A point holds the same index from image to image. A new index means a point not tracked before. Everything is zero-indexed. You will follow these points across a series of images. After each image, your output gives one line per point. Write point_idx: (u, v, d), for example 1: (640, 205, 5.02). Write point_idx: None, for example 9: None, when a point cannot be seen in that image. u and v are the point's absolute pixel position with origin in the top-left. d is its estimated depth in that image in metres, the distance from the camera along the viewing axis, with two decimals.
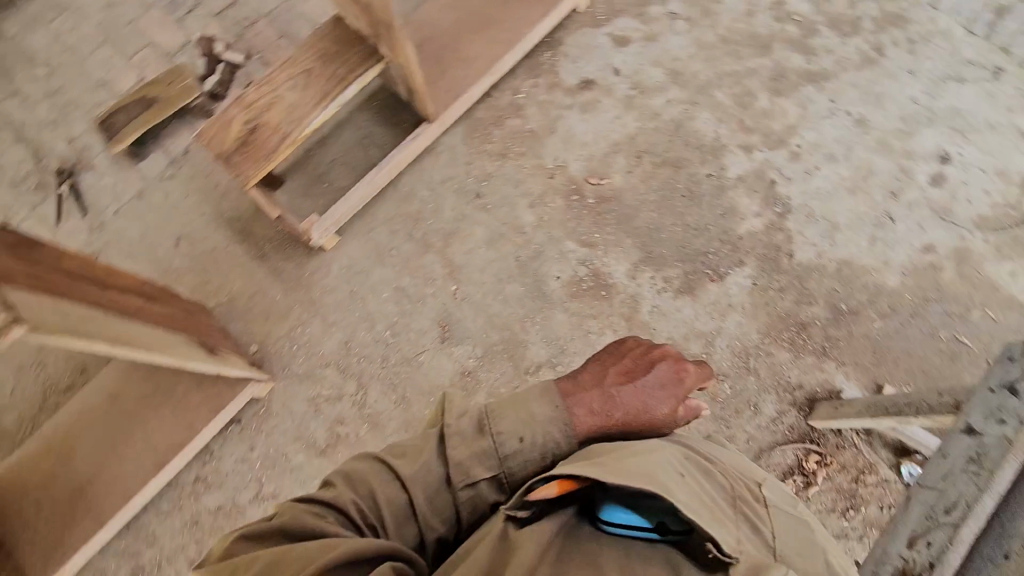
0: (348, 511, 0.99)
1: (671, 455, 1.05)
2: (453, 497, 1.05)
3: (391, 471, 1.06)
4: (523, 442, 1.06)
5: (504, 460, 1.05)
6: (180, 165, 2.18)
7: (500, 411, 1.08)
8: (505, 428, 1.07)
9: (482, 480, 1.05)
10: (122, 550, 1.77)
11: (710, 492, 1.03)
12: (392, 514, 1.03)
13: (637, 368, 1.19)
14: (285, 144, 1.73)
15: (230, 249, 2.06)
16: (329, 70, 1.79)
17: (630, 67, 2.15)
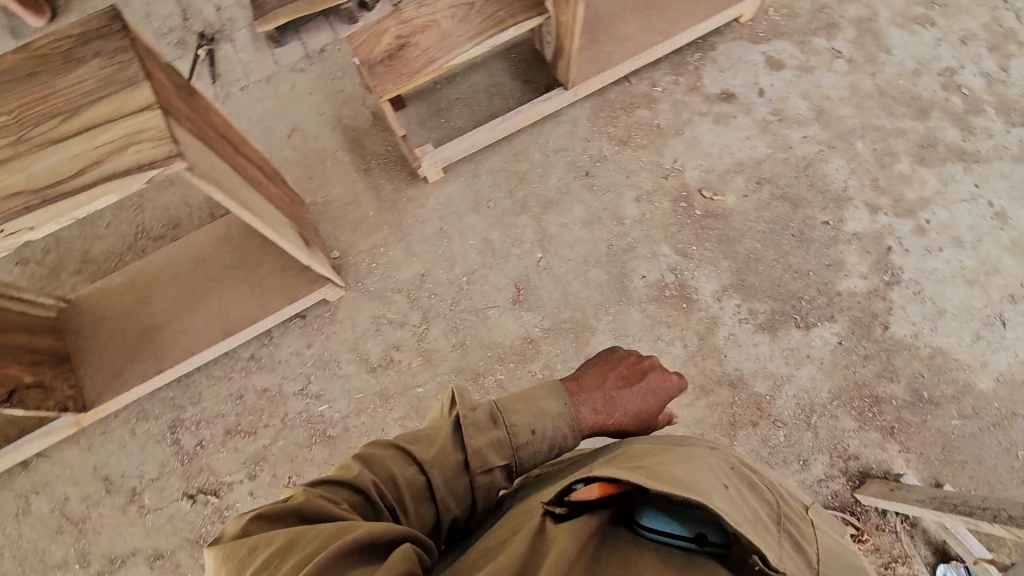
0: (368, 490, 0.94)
1: (717, 464, 0.92)
2: (471, 482, 1.02)
3: (409, 455, 1.02)
4: (535, 434, 1.07)
5: (516, 450, 1.05)
6: (312, 61, 2.20)
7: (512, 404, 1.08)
8: (518, 422, 1.06)
9: (495, 471, 1.03)
10: (168, 400, 1.86)
11: (757, 506, 0.89)
12: (412, 496, 0.98)
13: (633, 371, 1.22)
14: (430, 68, 1.71)
15: (337, 155, 2.09)
16: (490, 10, 1.74)
17: (776, 92, 2.06)
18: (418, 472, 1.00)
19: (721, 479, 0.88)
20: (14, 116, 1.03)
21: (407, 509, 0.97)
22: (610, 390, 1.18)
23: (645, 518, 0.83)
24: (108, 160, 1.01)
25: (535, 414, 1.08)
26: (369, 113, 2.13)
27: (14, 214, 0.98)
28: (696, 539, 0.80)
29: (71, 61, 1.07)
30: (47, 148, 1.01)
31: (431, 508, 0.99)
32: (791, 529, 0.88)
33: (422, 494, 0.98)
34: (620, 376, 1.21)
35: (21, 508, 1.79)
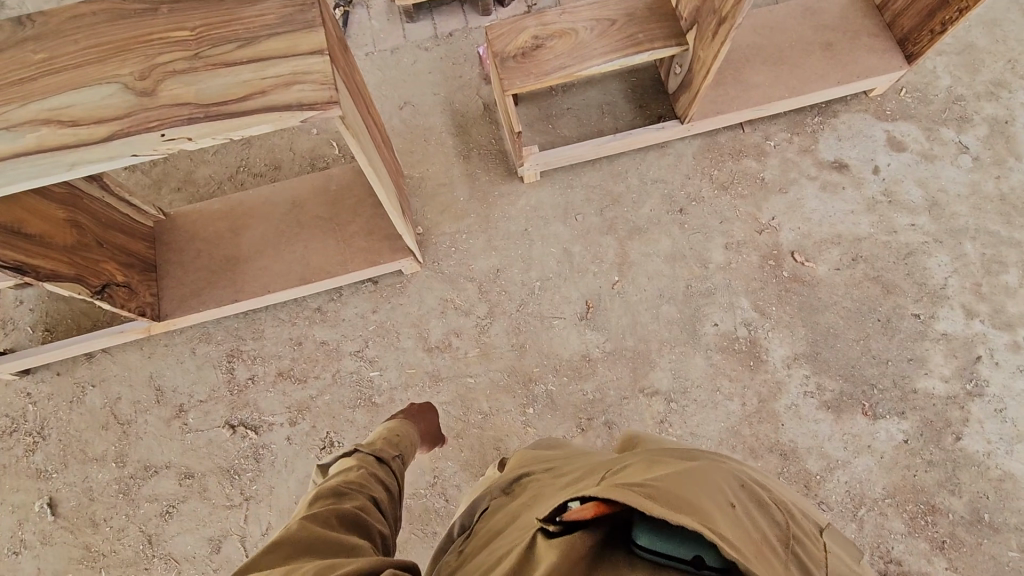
0: (339, 488, 0.96)
1: (724, 480, 0.75)
2: (390, 470, 1.15)
3: (348, 468, 1.06)
4: (401, 437, 1.32)
5: (398, 447, 1.26)
6: (439, 42, 2.21)
7: (385, 431, 1.32)
8: (386, 436, 1.29)
9: (395, 461, 1.20)
10: (232, 329, 1.92)
11: (765, 525, 0.72)
12: (370, 485, 1.03)
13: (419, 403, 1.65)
14: (560, 72, 1.73)
15: (439, 136, 2.11)
16: (630, 30, 1.75)
17: (892, 173, 1.98)
18: (365, 471, 1.06)
19: (726, 498, 0.72)
20: (196, 33, 1.09)
21: (374, 489, 1.02)
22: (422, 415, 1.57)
23: (643, 538, 0.67)
24: (273, 91, 1.06)
25: (400, 434, 1.33)
26: (481, 103, 2.14)
27: (177, 122, 1.04)
28: (694, 563, 0.65)
29: None
30: (220, 69, 1.07)
31: (385, 491, 1.05)
32: (800, 551, 0.72)
33: (374, 479, 1.06)
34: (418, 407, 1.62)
35: (77, 396, 1.87)
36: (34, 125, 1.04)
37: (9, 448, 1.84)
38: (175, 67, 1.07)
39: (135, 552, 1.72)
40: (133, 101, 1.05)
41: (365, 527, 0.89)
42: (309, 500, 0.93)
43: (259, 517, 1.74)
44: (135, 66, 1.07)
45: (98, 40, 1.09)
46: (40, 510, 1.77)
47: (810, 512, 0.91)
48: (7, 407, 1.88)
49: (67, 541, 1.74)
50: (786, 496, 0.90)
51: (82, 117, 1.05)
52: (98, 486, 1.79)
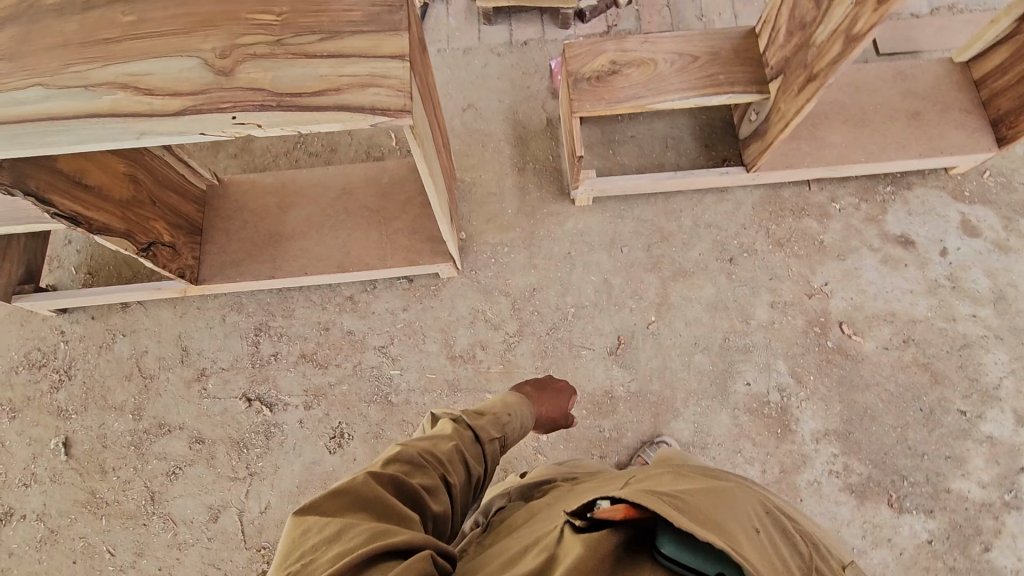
0: (418, 462, 0.96)
1: (747, 506, 0.78)
2: (483, 450, 1.10)
3: (440, 437, 1.05)
4: (512, 416, 1.22)
5: (503, 427, 1.18)
6: (513, 50, 2.18)
7: (496, 403, 1.24)
8: (497, 409, 1.21)
9: (493, 442, 1.13)
10: (264, 303, 1.93)
11: (787, 555, 0.73)
12: (451, 464, 1.01)
13: (545, 378, 1.57)
14: (633, 103, 1.67)
15: (497, 144, 2.09)
16: (711, 71, 1.67)
17: (960, 258, 1.88)
18: (455, 447, 1.04)
19: (750, 522, 0.74)
20: (282, 18, 1.08)
21: (453, 472, 1.00)
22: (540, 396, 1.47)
23: (666, 546, 0.68)
24: (346, 90, 1.04)
25: (512, 409, 1.23)
26: (544, 118, 2.11)
27: (250, 106, 1.03)
28: None
29: None
30: (300, 59, 1.05)
31: (467, 473, 1.03)
32: None
33: (457, 456, 1.03)
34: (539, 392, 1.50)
35: (106, 342, 1.92)
36: (111, 88, 1.05)
37: (36, 382, 1.89)
38: (255, 51, 1.06)
39: (136, 506, 1.75)
40: (210, 78, 1.05)
41: (418, 509, 0.90)
42: (388, 459, 0.95)
43: (259, 494, 1.75)
44: (217, 43, 1.07)
45: (187, 11, 1.10)
46: (55, 448, 1.81)
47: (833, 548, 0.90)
48: (41, 342, 1.93)
49: (75, 483, 1.78)
50: (807, 527, 0.90)
51: (157, 85, 1.05)
52: (112, 435, 1.82)
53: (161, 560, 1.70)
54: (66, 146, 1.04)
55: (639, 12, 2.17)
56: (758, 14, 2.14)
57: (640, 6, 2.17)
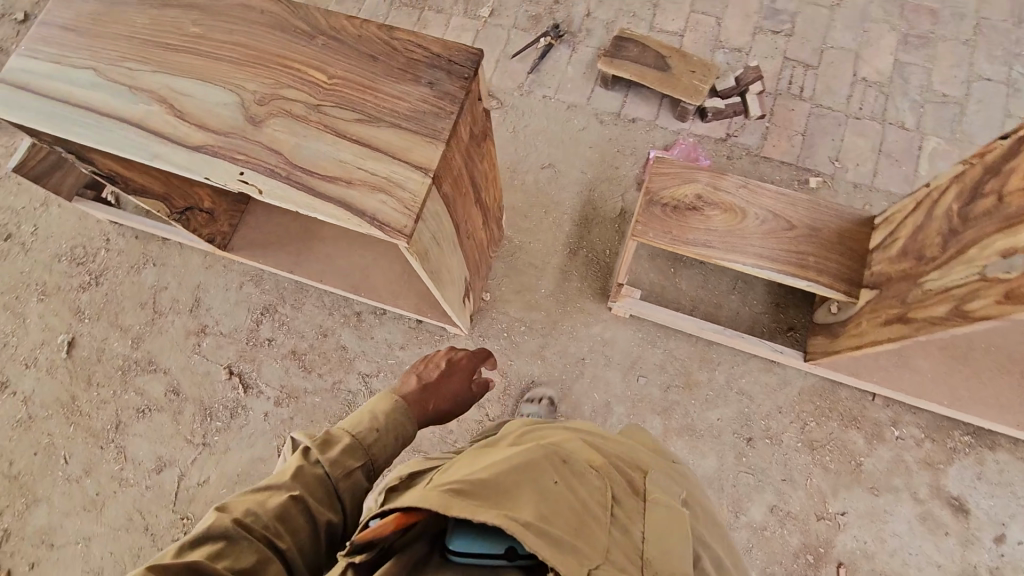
0: (235, 534, 0.79)
1: (547, 457, 0.78)
2: (337, 488, 0.91)
3: (275, 487, 0.87)
4: (378, 432, 0.99)
5: (368, 451, 0.97)
6: (617, 125, 2.00)
7: (361, 414, 1.01)
8: (364, 426, 0.99)
9: (352, 473, 0.93)
10: (280, 286, 1.96)
11: (585, 493, 0.76)
12: (282, 524, 0.83)
13: (433, 353, 1.26)
14: (699, 248, 1.44)
15: (558, 213, 1.94)
16: (803, 249, 1.41)
17: (1017, 555, 1.56)
18: (294, 500, 0.86)
19: (547, 475, 0.75)
20: (331, 82, 1.01)
21: (285, 535, 0.83)
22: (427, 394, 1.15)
23: (453, 544, 0.71)
24: (357, 187, 0.96)
25: (380, 426, 1.00)
26: (619, 206, 1.93)
27: (261, 168, 0.98)
28: (506, 554, 0.70)
29: (409, 72, 1.01)
30: (328, 134, 0.98)
31: (309, 529, 0.86)
32: (615, 512, 0.76)
33: (293, 509, 0.85)
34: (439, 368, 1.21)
35: (138, 265, 2.04)
36: (150, 97, 1.04)
37: (71, 276, 2.05)
38: (292, 108, 1.01)
39: (102, 426, 1.87)
40: (238, 122, 1.01)
41: None
42: (194, 540, 0.77)
43: (204, 465, 1.81)
44: (261, 86, 1.03)
45: (249, 43, 1.06)
46: (61, 344, 1.97)
47: (639, 452, 0.97)
48: (89, 242, 2.08)
49: (65, 382, 1.93)
50: (619, 445, 0.95)
51: (190, 111, 1.03)
52: (109, 352, 1.95)
53: (101, 486, 1.81)
54: (87, 142, 1.04)
55: (767, 130, 1.91)
56: (904, 181, 1.82)
57: (772, 124, 1.91)
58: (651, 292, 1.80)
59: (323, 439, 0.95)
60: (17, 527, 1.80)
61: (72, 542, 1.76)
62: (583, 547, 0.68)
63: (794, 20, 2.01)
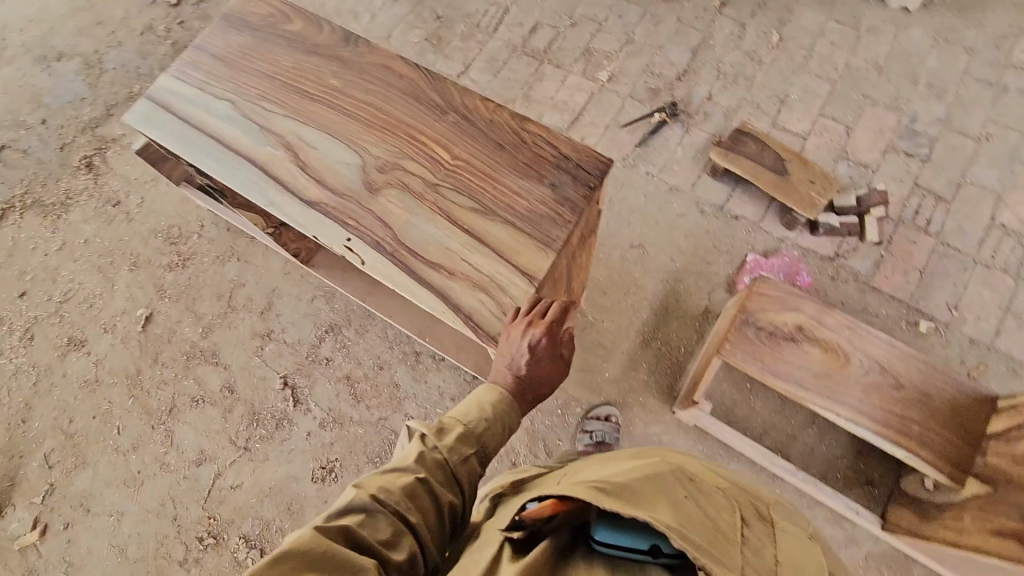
0: (373, 507, 0.72)
1: (674, 472, 0.81)
2: (461, 474, 0.82)
3: (403, 466, 0.79)
4: (490, 420, 0.87)
5: (483, 440, 0.86)
6: (718, 219, 1.91)
7: (468, 402, 0.89)
8: (474, 414, 0.88)
9: (471, 460, 0.83)
10: (349, 309, 1.99)
11: (718, 509, 0.76)
12: (413, 505, 0.75)
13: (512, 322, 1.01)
14: (790, 384, 1.34)
15: (638, 297, 1.87)
16: (906, 413, 1.30)
17: None
18: (422, 483, 0.77)
19: (677, 488, 0.78)
20: (453, 162, 1.00)
21: (417, 516, 0.75)
22: (530, 386, 0.92)
23: (599, 533, 0.76)
24: (458, 280, 0.94)
25: (489, 415, 0.87)
26: (703, 305, 1.84)
27: (367, 238, 0.97)
28: (650, 551, 0.73)
29: (534, 168, 0.98)
30: (440, 218, 0.97)
31: (437, 512, 0.78)
32: (750, 529, 0.74)
33: (421, 492, 0.77)
34: (542, 321, 0.89)
35: (223, 258, 2.11)
36: (278, 141, 1.06)
37: (162, 254, 2.15)
38: (409, 182, 1.00)
39: (157, 407, 1.95)
40: (356, 185, 1.01)
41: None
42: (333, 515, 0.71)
43: (241, 469, 1.86)
44: (384, 152, 1.02)
45: (385, 104, 1.06)
46: (137, 318, 2.07)
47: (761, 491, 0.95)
48: (184, 226, 2.18)
49: (134, 354, 2.02)
50: (737, 480, 0.95)
51: (312, 163, 1.03)
52: (178, 336, 2.03)
53: (144, 464, 1.89)
54: (212, 172, 1.06)
55: (881, 258, 1.78)
56: None
57: (888, 253, 1.78)
58: (720, 405, 1.69)
59: (439, 425, 0.85)
60: (64, 483, 1.90)
61: (108, 512, 1.85)
62: (724, 555, 0.67)
63: (933, 146, 1.88)
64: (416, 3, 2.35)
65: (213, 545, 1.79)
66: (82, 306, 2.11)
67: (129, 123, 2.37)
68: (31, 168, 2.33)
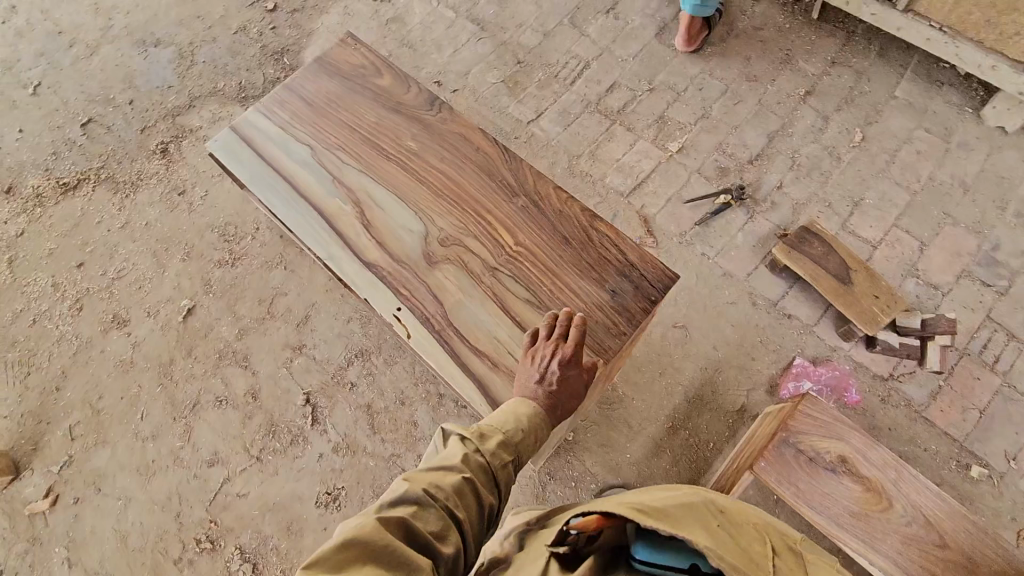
0: (426, 500, 0.77)
1: (706, 505, 0.91)
2: (500, 476, 0.87)
3: (449, 465, 0.83)
4: (524, 431, 0.91)
5: (520, 451, 0.90)
6: (770, 314, 1.84)
7: (501, 412, 0.94)
8: (512, 423, 0.91)
9: (509, 465, 0.88)
10: (383, 337, 2.00)
11: (744, 540, 0.86)
12: (460, 501, 0.80)
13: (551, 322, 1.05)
14: (825, 516, 1.27)
15: (673, 381, 1.81)
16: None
17: None
18: (467, 482, 0.82)
19: (711, 519, 0.88)
20: (515, 249, 1.10)
21: (463, 511, 0.80)
22: (560, 401, 0.96)
23: (637, 552, 0.85)
24: (501, 373, 1.02)
25: (526, 424, 0.91)
26: (740, 401, 1.77)
27: (417, 312, 1.06)
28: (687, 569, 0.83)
29: (597, 270, 1.08)
30: (494, 305, 1.06)
31: (479, 508, 0.82)
32: (774, 560, 0.85)
33: (467, 489, 0.82)
34: (565, 341, 0.98)
35: (270, 264, 2.15)
36: (348, 197, 1.14)
37: (213, 249, 2.20)
38: (471, 261, 1.09)
39: (182, 400, 1.99)
40: (416, 255, 1.09)
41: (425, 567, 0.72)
42: (389, 504, 0.76)
43: (250, 478, 1.87)
44: (450, 226, 1.11)
45: (455, 178, 1.15)
46: (179, 309, 2.12)
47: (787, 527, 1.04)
48: (240, 226, 2.23)
49: (171, 343, 2.07)
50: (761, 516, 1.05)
51: (378, 225, 1.12)
52: (214, 334, 2.07)
53: (160, 454, 1.93)
54: (280, 214, 1.14)
55: (938, 389, 1.70)
56: None
57: (947, 384, 1.70)
58: None
59: (480, 431, 0.89)
60: (81, 457, 1.95)
61: (117, 495, 1.89)
62: None
63: (1011, 279, 1.79)
64: (500, 44, 2.37)
65: (209, 549, 1.80)
66: (131, 287, 2.18)
67: (207, 116, 2.46)
68: (111, 145, 2.44)
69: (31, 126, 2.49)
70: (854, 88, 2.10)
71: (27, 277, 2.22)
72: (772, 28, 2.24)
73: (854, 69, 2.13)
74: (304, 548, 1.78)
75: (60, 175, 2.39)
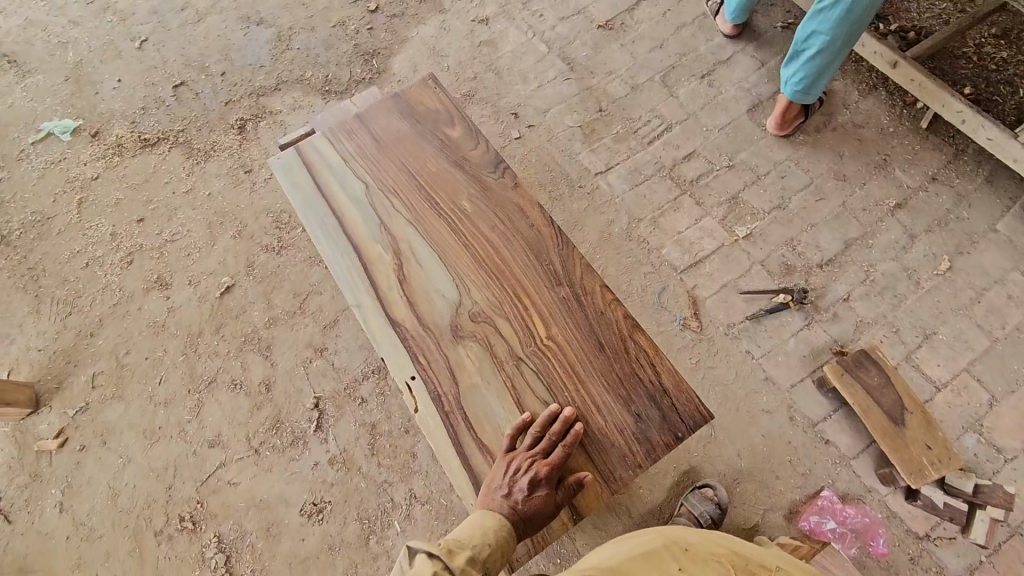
0: None
1: (665, 549, 0.95)
2: None
3: None
4: (488, 545, 0.93)
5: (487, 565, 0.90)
6: (807, 434, 1.71)
7: (469, 523, 0.97)
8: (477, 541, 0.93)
9: None
10: None
11: None
12: None
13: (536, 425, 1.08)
14: None
15: (687, 480, 1.70)
16: None
17: None
18: None
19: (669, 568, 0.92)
20: (544, 342, 1.15)
21: None
22: (530, 516, 0.98)
23: None
24: None
25: (492, 539, 0.93)
26: (754, 519, 1.65)
27: (427, 385, 1.13)
28: None
29: (626, 386, 1.11)
30: (509, 397, 1.11)
31: None
32: None
33: None
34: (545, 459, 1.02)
35: (313, 260, 2.17)
36: (389, 246, 1.25)
37: (263, 234, 2.24)
38: (499, 343, 1.16)
39: (200, 374, 2.02)
40: (443, 323, 1.18)
41: None
42: None
43: (245, 468, 1.88)
44: (484, 300, 1.19)
45: (497, 250, 1.23)
46: (219, 284, 2.16)
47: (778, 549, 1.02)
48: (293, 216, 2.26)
49: (203, 316, 2.11)
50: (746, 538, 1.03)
51: (413, 283, 1.21)
52: (245, 317, 2.10)
53: (168, 423, 1.96)
54: (322, 249, 1.25)
55: (978, 564, 1.54)
56: None
57: (989, 561, 1.54)
58: None
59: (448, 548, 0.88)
60: (96, 407, 2.00)
61: (120, 453, 1.93)
62: None
63: None
64: (585, 88, 2.32)
65: (189, 529, 1.81)
66: (180, 252, 2.24)
67: (289, 102, 2.51)
68: (195, 112, 2.52)
69: (130, 78, 2.62)
70: (951, 212, 1.94)
71: (91, 221, 2.32)
72: (874, 128, 2.11)
73: (956, 190, 1.97)
74: (278, 553, 1.77)
75: (144, 130, 2.49)
